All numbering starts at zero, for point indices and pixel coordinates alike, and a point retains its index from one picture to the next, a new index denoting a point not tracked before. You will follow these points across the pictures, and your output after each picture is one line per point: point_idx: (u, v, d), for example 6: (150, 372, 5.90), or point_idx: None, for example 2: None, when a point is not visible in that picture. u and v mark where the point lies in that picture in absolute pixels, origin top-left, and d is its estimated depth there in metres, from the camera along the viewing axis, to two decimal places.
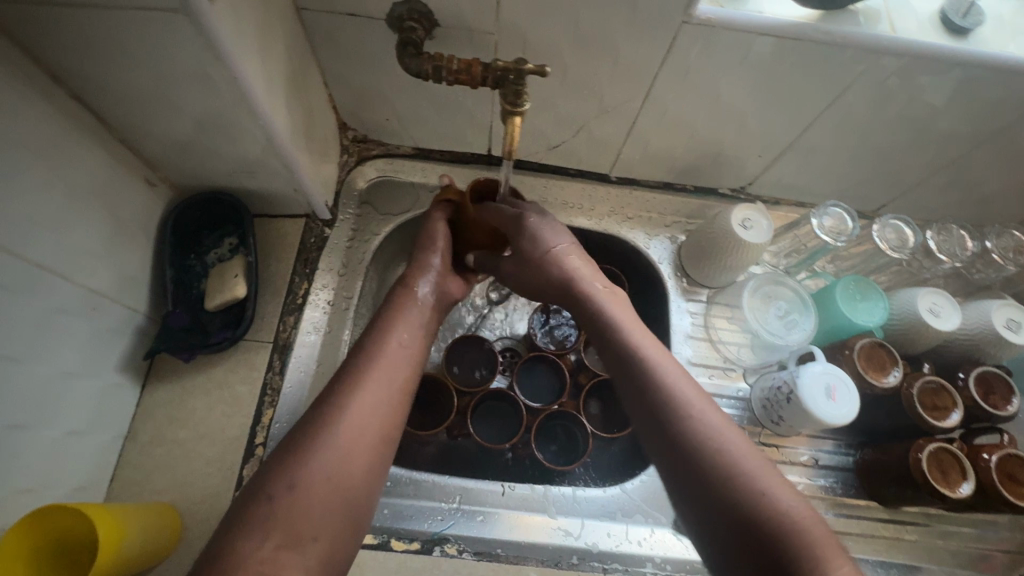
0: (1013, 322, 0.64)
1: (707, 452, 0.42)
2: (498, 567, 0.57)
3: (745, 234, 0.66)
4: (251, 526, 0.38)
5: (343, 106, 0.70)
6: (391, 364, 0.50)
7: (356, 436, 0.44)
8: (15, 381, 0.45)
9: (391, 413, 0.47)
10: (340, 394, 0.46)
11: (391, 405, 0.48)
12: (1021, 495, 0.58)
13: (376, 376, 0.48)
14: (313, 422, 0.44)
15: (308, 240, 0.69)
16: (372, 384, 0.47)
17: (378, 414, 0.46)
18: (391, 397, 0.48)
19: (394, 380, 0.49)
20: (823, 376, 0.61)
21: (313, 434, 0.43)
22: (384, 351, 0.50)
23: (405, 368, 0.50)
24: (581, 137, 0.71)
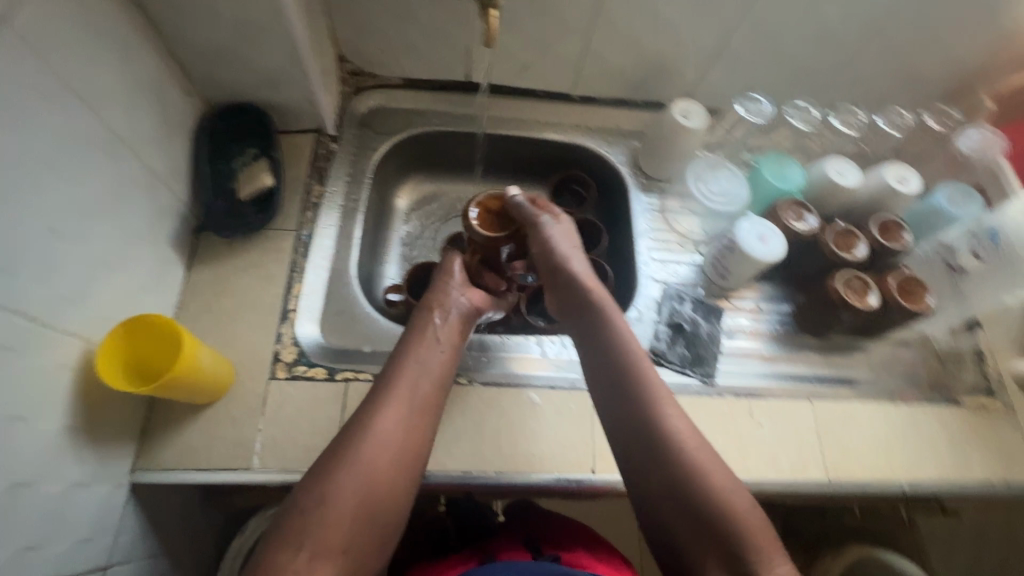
0: (904, 177, 0.79)
1: (673, 460, 0.54)
2: (503, 391, 0.68)
3: (686, 121, 0.80)
4: (288, 542, 0.48)
5: (342, 38, 0.82)
6: (408, 383, 0.59)
7: (383, 455, 0.54)
8: (103, 225, 0.55)
9: (412, 428, 0.56)
10: (367, 419, 0.56)
11: (413, 425, 0.57)
12: (916, 302, 0.73)
13: (395, 401, 0.57)
14: (342, 448, 0.53)
15: (318, 152, 0.80)
16: (392, 407, 0.56)
17: (395, 435, 0.55)
18: (411, 419, 0.57)
19: (414, 401, 0.58)
20: (754, 227, 0.75)
21: (345, 454, 0.53)
22: (401, 373, 0.59)
23: (420, 391, 0.59)
24: (546, 57, 0.85)
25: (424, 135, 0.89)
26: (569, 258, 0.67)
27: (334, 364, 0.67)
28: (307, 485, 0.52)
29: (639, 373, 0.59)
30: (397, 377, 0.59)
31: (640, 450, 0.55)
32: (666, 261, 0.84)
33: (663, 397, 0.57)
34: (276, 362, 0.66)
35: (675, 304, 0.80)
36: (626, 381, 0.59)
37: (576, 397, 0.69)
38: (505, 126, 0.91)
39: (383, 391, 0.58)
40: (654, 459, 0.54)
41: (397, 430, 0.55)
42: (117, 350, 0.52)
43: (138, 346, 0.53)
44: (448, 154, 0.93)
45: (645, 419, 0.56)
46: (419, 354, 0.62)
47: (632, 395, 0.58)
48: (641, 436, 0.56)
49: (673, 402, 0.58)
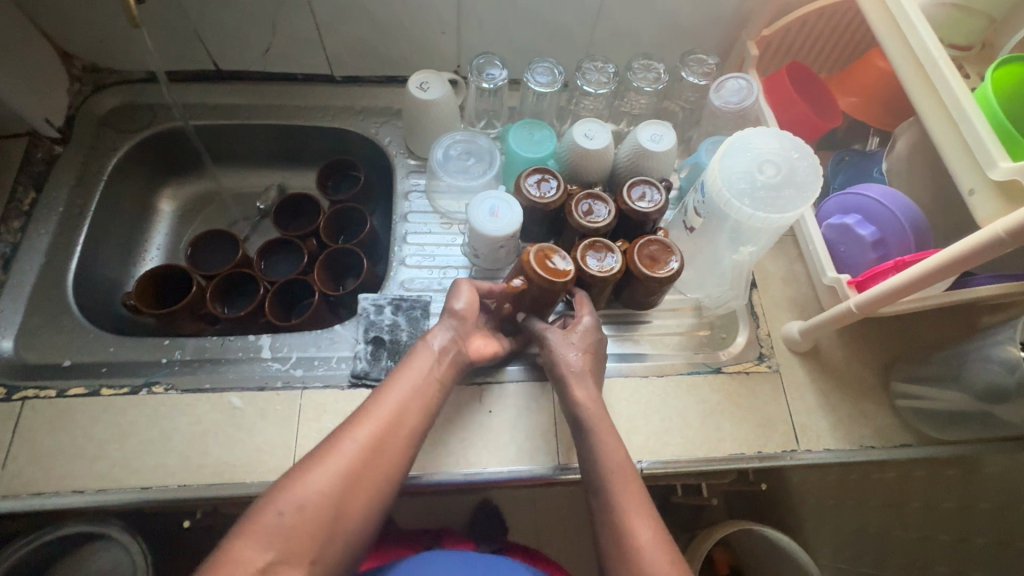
0: (657, 135, 0.74)
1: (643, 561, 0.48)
2: (202, 397, 0.64)
3: (422, 94, 0.75)
4: (255, 538, 0.44)
5: (54, 34, 0.77)
6: (395, 405, 0.53)
7: (360, 466, 0.49)
8: None
9: (390, 453, 0.51)
10: (345, 430, 0.51)
11: (383, 449, 0.51)
12: (661, 269, 0.68)
13: (378, 415, 0.52)
14: (321, 455, 0.49)
15: (34, 156, 0.76)
16: (372, 420, 0.52)
17: (371, 452, 0.50)
18: (389, 440, 0.51)
19: (400, 422, 0.53)
20: (490, 200, 0.70)
21: (319, 462, 0.48)
22: (387, 392, 0.54)
23: (404, 416, 0.53)
24: (281, 36, 0.79)
25: (174, 130, 0.84)
26: (570, 371, 0.61)
27: (16, 382, 0.63)
28: (274, 486, 0.47)
29: (618, 481, 0.53)
30: (386, 393, 0.54)
31: (610, 551, 0.50)
32: (424, 244, 0.79)
33: (636, 503, 0.52)
34: None
35: (426, 290, 0.75)
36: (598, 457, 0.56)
37: (284, 397, 0.65)
38: (262, 114, 0.85)
39: (368, 410, 0.53)
40: (612, 536, 0.51)
41: (377, 451, 0.50)
42: None
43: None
44: (212, 148, 0.88)
45: (617, 510, 0.52)
46: (411, 372, 0.56)
47: (604, 494, 0.53)
48: (607, 521, 0.52)
49: (648, 519, 0.51)
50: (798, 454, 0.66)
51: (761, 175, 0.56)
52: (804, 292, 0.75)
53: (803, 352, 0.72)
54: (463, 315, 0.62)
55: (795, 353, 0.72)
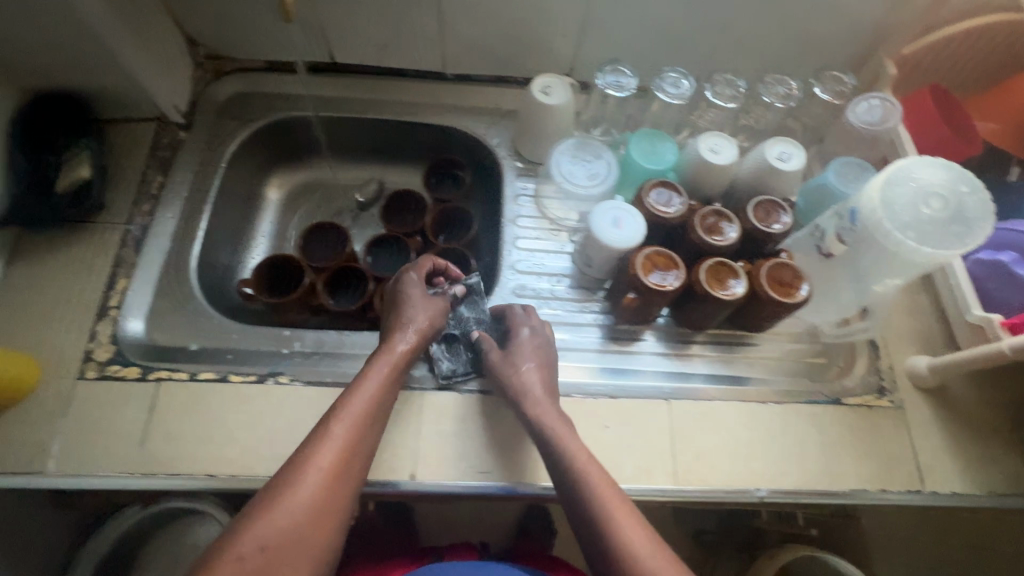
0: (786, 153, 0.71)
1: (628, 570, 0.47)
2: (325, 390, 0.64)
3: (546, 99, 0.74)
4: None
5: (186, 20, 0.78)
6: (348, 420, 0.53)
7: (323, 496, 0.48)
8: None
9: (345, 471, 0.51)
10: (304, 458, 0.50)
11: (340, 468, 0.50)
12: (787, 295, 0.66)
13: (339, 437, 0.52)
14: (273, 484, 0.48)
15: (162, 140, 0.77)
16: (335, 442, 0.51)
17: (332, 477, 0.50)
18: (352, 462, 0.51)
19: (359, 443, 0.53)
20: (612, 209, 0.69)
21: (280, 498, 0.47)
22: (347, 411, 0.54)
23: (360, 432, 0.53)
24: (404, 32, 0.79)
25: (288, 121, 0.85)
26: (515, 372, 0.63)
27: (150, 363, 0.64)
28: (229, 527, 0.46)
29: (597, 483, 0.53)
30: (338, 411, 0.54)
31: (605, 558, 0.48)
32: (532, 249, 0.78)
33: (611, 495, 0.52)
34: (87, 361, 0.63)
35: (538, 301, 0.75)
36: (557, 457, 0.56)
37: (406, 395, 0.65)
38: (373, 109, 0.86)
39: (321, 429, 0.52)
40: (590, 536, 0.50)
41: (331, 468, 0.50)
42: None
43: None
44: (320, 139, 0.88)
45: (593, 513, 0.51)
46: (371, 385, 0.57)
47: (586, 505, 0.52)
48: (581, 519, 0.51)
49: (630, 510, 0.51)
50: (921, 496, 0.64)
51: (925, 207, 0.54)
52: (927, 326, 0.73)
53: (928, 389, 0.69)
54: (423, 296, 0.67)
55: (918, 389, 0.69)
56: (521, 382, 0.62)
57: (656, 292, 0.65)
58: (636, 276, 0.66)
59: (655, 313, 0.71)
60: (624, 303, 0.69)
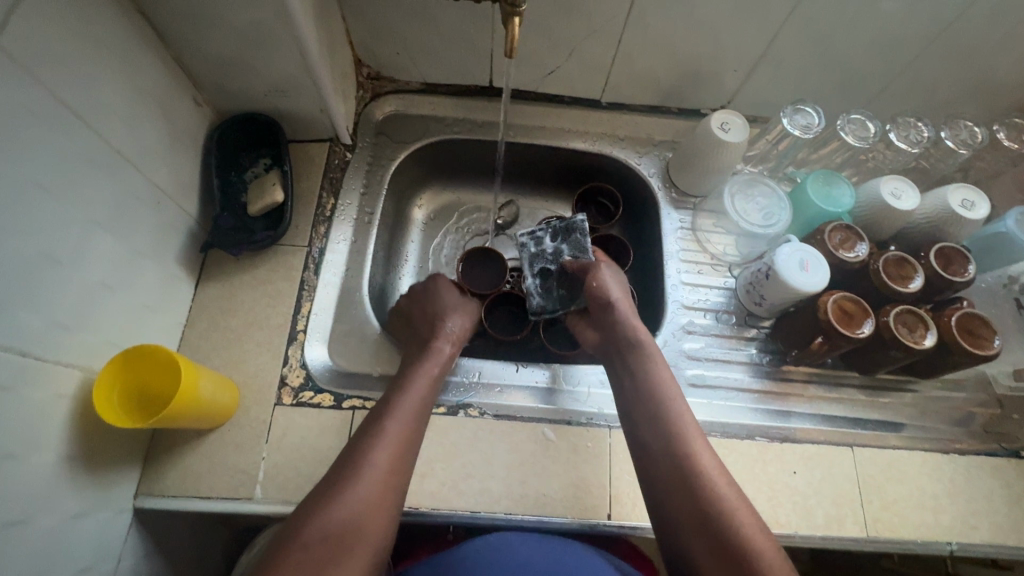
0: (968, 202, 0.71)
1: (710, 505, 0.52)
2: (516, 425, 0.64)
3: (726, 135, 0.73)
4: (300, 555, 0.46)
5: (359, 41, 0.78)
6: (408, 408, 0.57)
7: (380, 490, 0.51)
8: (112, 248, 0.53)
9: (406, 455, 0.54)
10: (362, 451, 0.53)
11: (401, 454, 0.54)
12: (981, 345, 0.65)
13: (390, 435, 0.54)
14: (345, 467, 0.52)
15: (331, 162, 0.77)
16: (389, 438, 0.54)
17: (388, 472, 0.52)
18: (405, 458, 0.54)
19: (411, 439, 0.56)
20: (797, 253, 0.69)
21: (340, 491, 0.50)
22: (403, 401, 0.58)
23: (416, 421, 0.57)
24: (574, 61, 0.79)
25: (443, 143, 0.85)
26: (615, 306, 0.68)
27: (342, 390, 0.65)
28: (298, 514, 0.49)
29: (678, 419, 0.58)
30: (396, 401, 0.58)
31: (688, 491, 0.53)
32: (693, 284, 0.78)
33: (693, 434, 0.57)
34: (282, 387, 0.64)
35: (705, 340, 0.74)
36: (648, 395, 0.61)
37: (594, 434, 0.64)
38: (527, 134, 0.86)
39: (383, 416, 0.56)
40: (671, 471, 0.55)
41: (395, 452, 0.54)
42: (115, 397, 0.50)
43: (139, 376, 0.51)
44: (468, 161, 0.89)
45: (678, 447, 0.56)
46: (419, 384, 0.60)
47: (670, 445, 0.56)
48: (663, 450, 0.56)
49: (707, 450, 0.56)
50: None
51: None
52: None
53: None
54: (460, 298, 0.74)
55: None
56: (609, 296, 0.69)
57: (849, 338, 0.64)
58: (828, 321, 0.65)
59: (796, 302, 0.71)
60: (809, 347, 0.69)
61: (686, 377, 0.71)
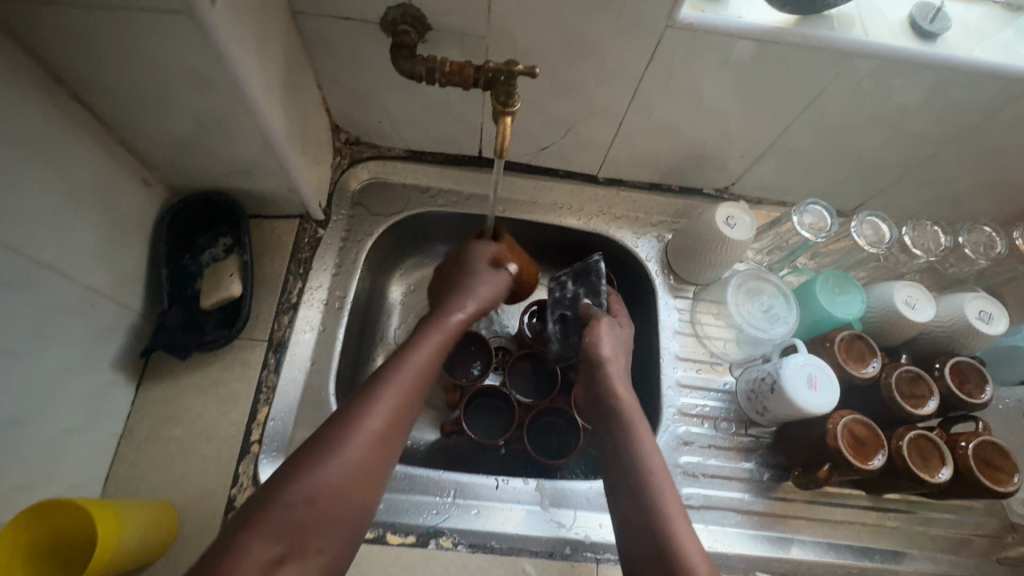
0: (986, 314, 0.66)
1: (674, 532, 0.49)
2: (492, 559, 0.58)
3: (730, 231, 0.68)
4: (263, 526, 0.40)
5: (337, 108, 0.71)
6: (418, 373, 0.51)
7: (369, 459, 0.46)
8: (24, 373, 0.45)
9: (401, 428, 0.49)
10: (354, 412, 0.47)
11: (395, 427, 0.48)
12: (999, 480, 0.60)
13: (389, 398, 0.48)
14: (331, 434, 0.45)
15: (302, 240, 0.70)
16: (388, 403, 0.48)
17: (385, 439, 0.47)
18: (400, 428, 0.48)
19: (410, 408, 0.50)
20: (805, 366, 0.63)
21: (328, 449, 0.45)
22: (410, 366, 0.51)
23: (421, 389, 0.51)
24: (571, 138, 0.73)
25: (426, 216, 0.78)
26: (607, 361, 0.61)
27: None
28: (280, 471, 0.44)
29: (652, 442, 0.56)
30: (405, 363, 0.51)
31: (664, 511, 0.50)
32: (690, 386, 0.72)
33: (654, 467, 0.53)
34: (229, 512, 0.56)
35: (701, 452, 0.68)
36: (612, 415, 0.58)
37: (579, 570, 0.58)
38: (517, 208, 0.79)
39: (381, 384, 0.49)
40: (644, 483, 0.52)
41: (389, 425, 0.48)
42: (22, 542, 0.42)
43: (63, 523, 0.44)
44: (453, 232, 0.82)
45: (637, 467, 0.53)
46: (433, 345, 0.54)
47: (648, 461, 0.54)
48: (624, 471, 0.54)
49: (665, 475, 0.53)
50: None
51: None
52: None
53: None
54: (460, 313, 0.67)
55: None
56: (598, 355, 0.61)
57: (861, 471, 0.59)
58: (837, 449, 0.60)
59: (777, 406, 0.65)
60: (816, 473, 0.62)
61: (681, 497, 0.65)
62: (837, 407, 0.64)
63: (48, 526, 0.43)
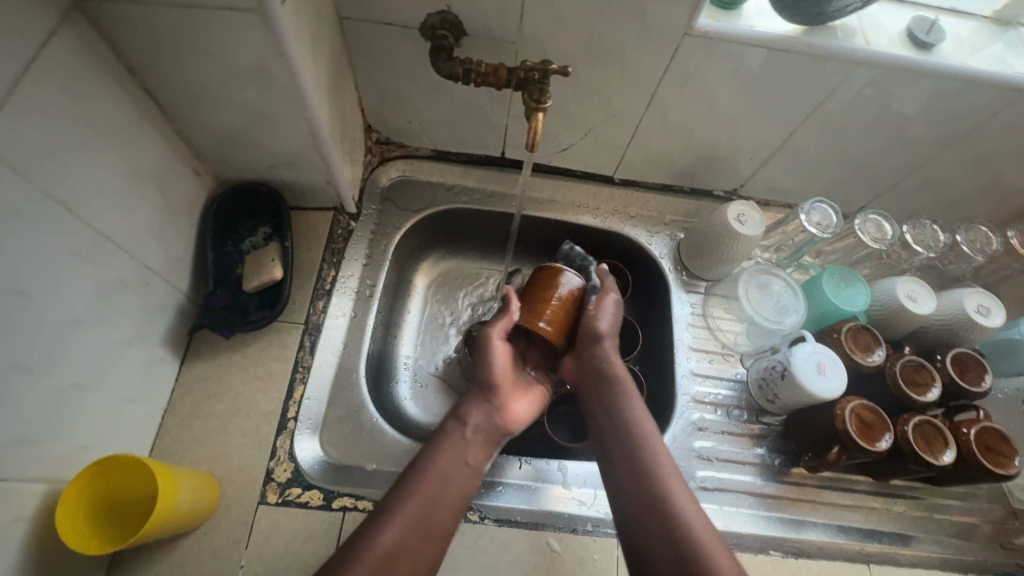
0: (983, 307, 0.70)
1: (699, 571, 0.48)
2: (518, 532, 0.60)
3: (742, 228, 0.72)
4: None
5: (370, 108, 0.76)
6: (440, 479, 0.53)
7: (392, 571, 0.47)
8: (91, 339, 0.49)
9: (424, 544, 0.49)
10: (371, 525, 0.48)
11: (419, 543, 0.49)
12: (1001, 464, 0.63)
13: (406, 512, 0.50)
14: (358, 541, 0.47)
15: (335, 231, 0.74)
16: (403, 518, 0.49)
17: (401, 555, 0.48)
18: (422, 538, 0.49)
19: (432, 521, 0.51)
20: (814, 354, 0.66)
21: (349, 566, 0.45)
22: (429, 474, 0.53)
23: (444, 501, 0.52)
24: (590, 140, 0.77)
25: (450, 212, 0.83)
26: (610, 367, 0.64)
27: (331, 487, 0.60)
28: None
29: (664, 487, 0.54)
30: (428, 468, 0.54)
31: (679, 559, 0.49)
32: (704, 376, 0.76)
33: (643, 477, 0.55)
34: (267, 483, 0.59)
35: (715, 437, 0.71)
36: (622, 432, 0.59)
37: (601, 545, 0.61)
38: (537, 206, 0.83)
39: (406, 491, 0.51)
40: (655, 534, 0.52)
41: (407, 538, 0.48)
42: (105, 479, 0.46)
43: (143, 476, 0.47)
44: (474, 230, 0.86)
45: (654, 494, 0.54)
46: (451, 455, 0.55)
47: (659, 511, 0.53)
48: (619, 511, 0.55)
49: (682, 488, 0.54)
50: None
51: None
52: None
53: None
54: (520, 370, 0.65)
55: None
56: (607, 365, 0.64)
57: (869, 452, 0.62)
58: (845, 432, 0.63)
59: (783, 394, 0.68)
60: (826, 456, 0.65)
61: (697, 479, 0.68)
62: (845, 394, 0.68)
63: (133, 475, 0.47)
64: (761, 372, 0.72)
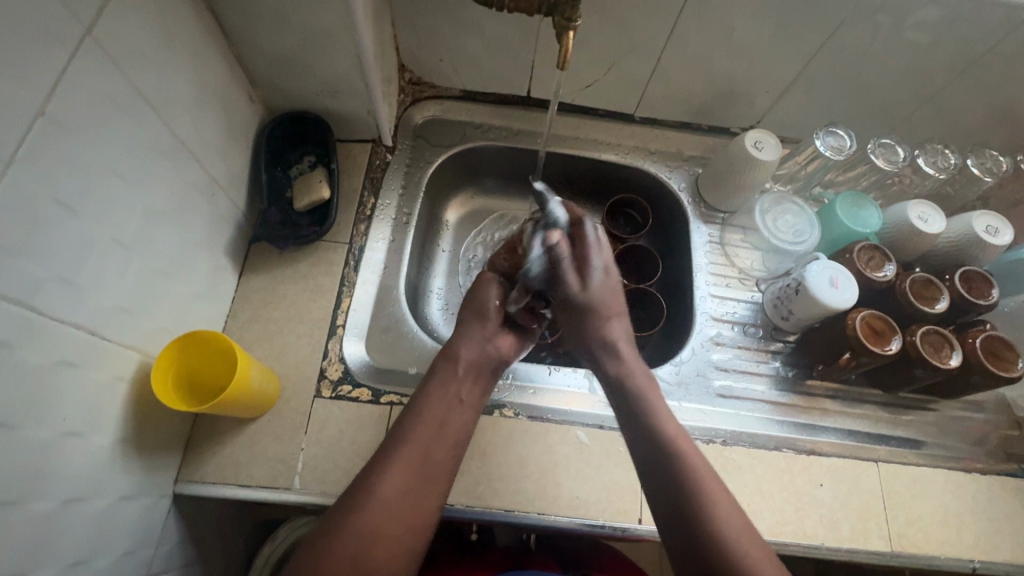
0: (992, 227, 0.73)
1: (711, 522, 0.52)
2: (548, 426, 0.66)
3: (759, 153, 0.75)
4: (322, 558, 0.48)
5: (404, 46, 0.80)
6: (434, 425, 0.56)
7: (389, 514, 0.51)
8: (170, 236, 0.54)
9: (418, 487, 0.53)
10: (376, 473, 0.52)
11: (414, 486, 0.53)
12: (1005, 368, 0.67)
13: (405, 463, 0.53)
14: (363, 484, 0.52)
15: (373, 163, 0.79)
16: (402, 469, 0.53)
17: (400, 500, 0.52)
18: (419, 480, 0.53)
19: (426, 465, 0.54)
20: (826, 269, 0.69)
21: (351, 511, 0.50)
22: (422, 422, 0.56)
23: (438, 446, 0.56)
24: (613, 75, 0.81)
25: (479, 149, 0.87)
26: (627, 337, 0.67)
27: (378, 385, 0.65)
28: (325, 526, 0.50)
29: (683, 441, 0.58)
30: (425, 416, 0.57)
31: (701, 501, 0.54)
32: (721, 298, 0.80)
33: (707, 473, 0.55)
34: (321, 380, 0.64)
35: (731, 352, 0.76)
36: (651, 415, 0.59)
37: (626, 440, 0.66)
38: (561, 143, 0.87)
39: (407, 438, 0.55)
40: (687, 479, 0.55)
41: (401, 485, 0.52)
42: (194, 349, 0.52)
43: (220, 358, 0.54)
44: (501, 168, 0.90)
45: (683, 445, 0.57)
46: (440, 404, 0.58)
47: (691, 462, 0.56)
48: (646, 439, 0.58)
49: (721, 491, 0.55)
50: None
51: None
52: None
53: None
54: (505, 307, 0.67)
55: None
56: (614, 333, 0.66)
57: (879, 355, 0.66)
58: (856, 338, 0.66)
59: (796, 310, 0.72)
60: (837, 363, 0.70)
61: (714, 388, 0.73)
62: (855, 307, 0.71)
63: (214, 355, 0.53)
64: (773, 292, 0.76)
